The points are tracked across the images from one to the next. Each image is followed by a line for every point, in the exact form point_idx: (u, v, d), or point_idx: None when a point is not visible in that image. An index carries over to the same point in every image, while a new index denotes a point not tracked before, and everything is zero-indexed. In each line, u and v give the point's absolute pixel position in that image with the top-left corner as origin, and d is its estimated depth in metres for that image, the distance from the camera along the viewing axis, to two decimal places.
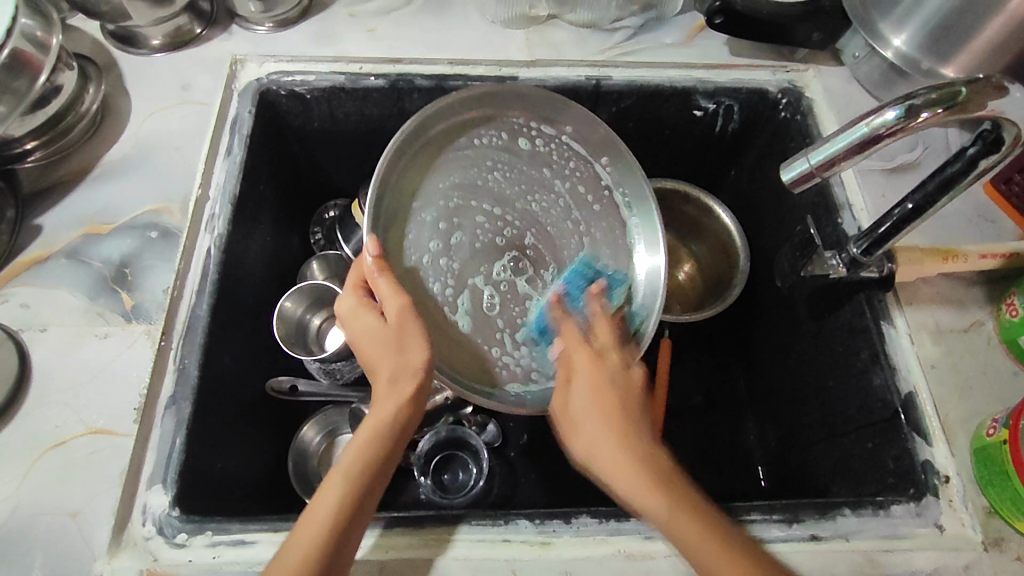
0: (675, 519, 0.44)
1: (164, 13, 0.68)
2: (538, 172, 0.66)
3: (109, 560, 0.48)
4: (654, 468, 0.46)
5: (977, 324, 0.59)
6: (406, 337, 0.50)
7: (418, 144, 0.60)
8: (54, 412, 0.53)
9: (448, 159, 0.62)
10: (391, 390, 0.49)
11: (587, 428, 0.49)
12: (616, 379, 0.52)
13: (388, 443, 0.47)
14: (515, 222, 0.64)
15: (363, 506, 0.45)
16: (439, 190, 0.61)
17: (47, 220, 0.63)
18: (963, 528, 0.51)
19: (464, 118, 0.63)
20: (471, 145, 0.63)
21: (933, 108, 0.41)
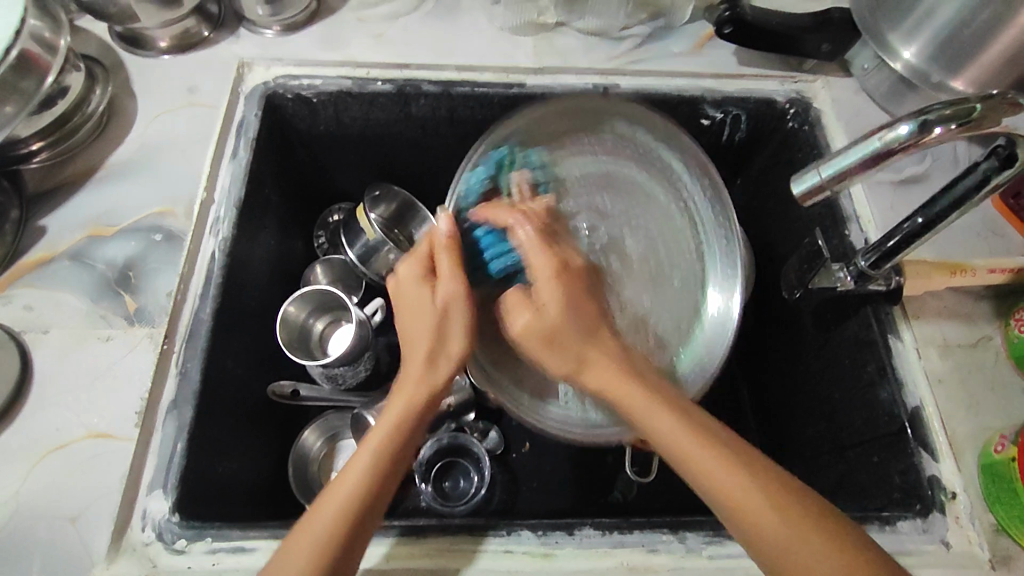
0: (720, 473, 0.43)
1: (173, 15, 0.67)
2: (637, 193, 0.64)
3: (108, 566, 0.48)
4: (694, 421, 0.46)
5: (985, 338, 0.59)
6: (453, 320, 0.50)
7: (522, 142, 0.61)
8: (55, 415, 0.53)
9: (545, 162, 0.62)
10: (426, 378, 0.48)
11: (592, 367, 0.48)
12: (581, 292, 0.51)
13: (409, 432, 0.47)
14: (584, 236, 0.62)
15: (383, 490, 0.46)
16: (534, 181, 0.61)
17: (52, 221, 0.63)
18: (969, 545, 0.51)
19: (563, 122, 0.63)
20: (568, 157, 0.63)
21: (946, 124, 0.41)
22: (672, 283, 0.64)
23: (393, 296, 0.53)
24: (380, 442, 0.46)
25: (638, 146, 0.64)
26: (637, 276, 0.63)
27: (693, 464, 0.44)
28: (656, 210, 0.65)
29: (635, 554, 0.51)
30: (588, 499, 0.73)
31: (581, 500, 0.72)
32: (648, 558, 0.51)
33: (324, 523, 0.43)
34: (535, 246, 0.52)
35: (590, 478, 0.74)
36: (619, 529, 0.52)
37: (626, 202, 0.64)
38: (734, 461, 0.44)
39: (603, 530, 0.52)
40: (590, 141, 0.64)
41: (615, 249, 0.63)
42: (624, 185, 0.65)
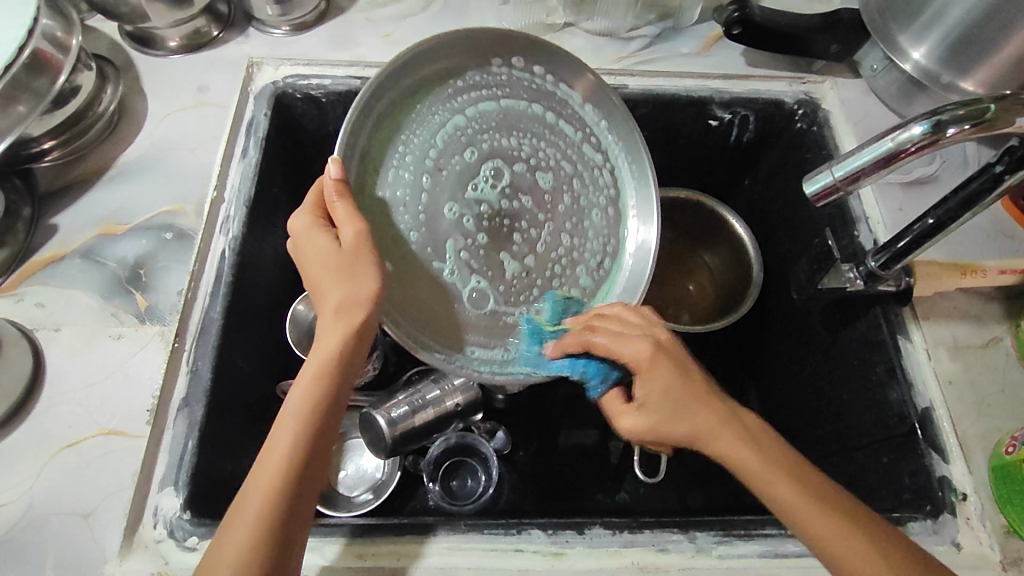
0: (800, 504, 0.43)
1: (183, 15, 0.68)
2: (544, 137, 0.63)
3: (120, 563, 0.48)
4: (773, 452, 0.45)
5: (995, 339, 0.59)
6: (358, 264, 0.47)
7: (411, 94, 0.58)
8: (68, 412, 0.53)
9: (440, 115, 0.59)
10: (343, 329, 0.46)
11: (698, 420, 0.46)
12: (676, 357, 0.48)
13: (334, 386, 0.45)
14: (501, 202, 0.61)
15: (318, 449, 0.44)
16: (432, 138, 0.59)
17: (63, 219, 0.63)
18: (980, 546, 0.51)
19: (444, 66, 0.59)
20: (463, 101, 0.60)
21: (960, 125, 0.41)
22: (584, 207, 0.64)
23: (293, 253, 0.50)
24: (305, 401, 0.44)
25: (536, 85, 0.63)
26: (547, 223, 0.63)
27: (774, 498, 0.43)
28: (558, 141, 0.64)
29: (645, 554, 0.51)
30: (596, 498, 0.73)
31: (588, 500, 0.72)
32: (659, 558, 0.51)
33: (261, 489, 0.41)
34: (617, 340, 0.49)
35: (598, 479, 0.74)
36: (629, 528, 0.52)
37: (531, 140, 0.63)
38: (816, 494, 0.43)
39: (613, 529, 0.52)
40: (478, 82, 0.61)
41: (523, 198, 0.62)
42: (523, 123, 0.63)
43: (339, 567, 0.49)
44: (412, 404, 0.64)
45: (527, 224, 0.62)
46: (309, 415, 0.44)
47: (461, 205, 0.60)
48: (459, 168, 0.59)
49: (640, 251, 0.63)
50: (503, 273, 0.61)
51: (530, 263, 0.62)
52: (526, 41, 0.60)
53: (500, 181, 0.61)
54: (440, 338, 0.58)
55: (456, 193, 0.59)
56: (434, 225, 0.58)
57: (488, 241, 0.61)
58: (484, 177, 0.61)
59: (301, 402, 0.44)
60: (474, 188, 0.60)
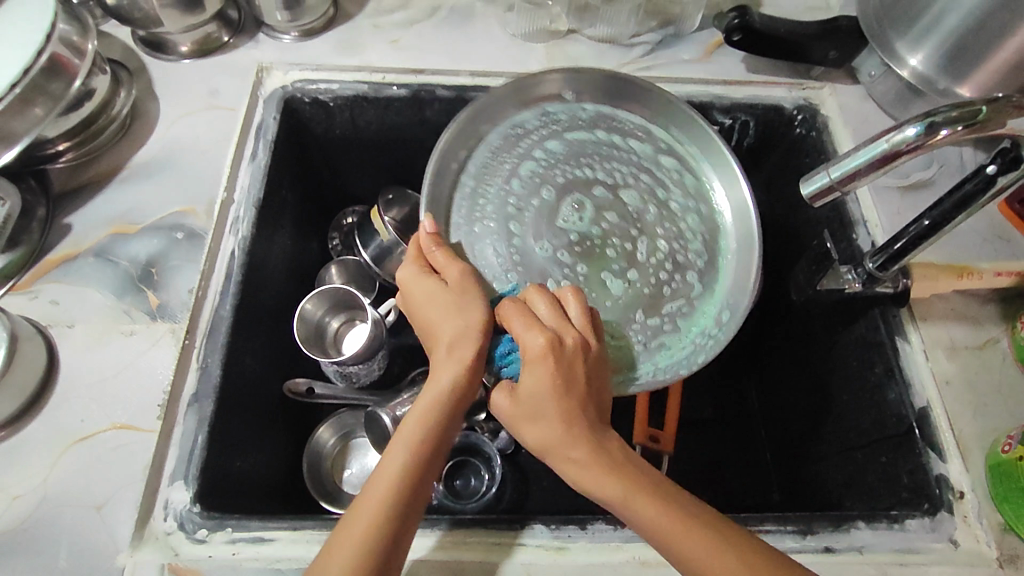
0: (668, 531, 0.42)
1: (195, 21, 0.69)
2: (622, 162, 0.68)
3: (131, 554, 0.49)
4: (641, 474, 0.44)
5: (992, 340, 0.60)
6: (466, 298, 0.50)
7: (486, 157, 0.66)
8: (80, 407, 0.54)
9: (515, 168, 0.66)
10: (452, 359, 0.47)
11: (560, 438, 0.44)
12: (571, 362, 0.46)
13: (444, 417, 0.46)
14: (606, 227, 0.66)
15: (425, 477, 0.44)
16: (510, 186, 0.65)
17: (77, 219, 0.64)
18: (977, 544, 0.52)
19: (503, 117, 0.67)
20: (529, 145, 0.67)
21: (953, 126, 0.42)
22: (667, 208, 0.67)
23: (404, 293, 0.54)
24: (416, 428, 0.45)
25: (589, 117, 0.68)
26: (639, 235, 0.66)
27: (638, 520, 0.42)
28: (626, 157, 0.68)
29: (646, 549, 0.51)
30: (596, 497, 0.73)
31: (589, 499, 0.73)
32: (659, 553, 0.51)
33: (369, 512, 0.42)
34: (524, 329, 0.47)
35: None
36: (631, 523, 0.52)
37: (605, 165, 0.68)
38: (677, 518, 0.42)
39: (614, 524, 0.52)
40: (543, 125, 0.68)
41: (609, 219, 0.66)
42: (589, 150, 0.68)
43: None
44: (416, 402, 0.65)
45: (613, 243, 0.65)
46: (419, 441, 0.44)
47: (550, 231, 0.64)
48: (541, 204, 0.65)
49: (743, 270, 0.63)
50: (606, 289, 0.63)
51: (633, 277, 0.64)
52: (572, 77, 0.67)
53: (586, 212, 0.66)
54: None
55: (545, 228, 0.64)
56: (524, 250, 0.63)
57: (581, 262, 0.64)
58: (569, 208, 0.66)
59: (412, 427, 0.45)
60: (561, 219, 0.65)
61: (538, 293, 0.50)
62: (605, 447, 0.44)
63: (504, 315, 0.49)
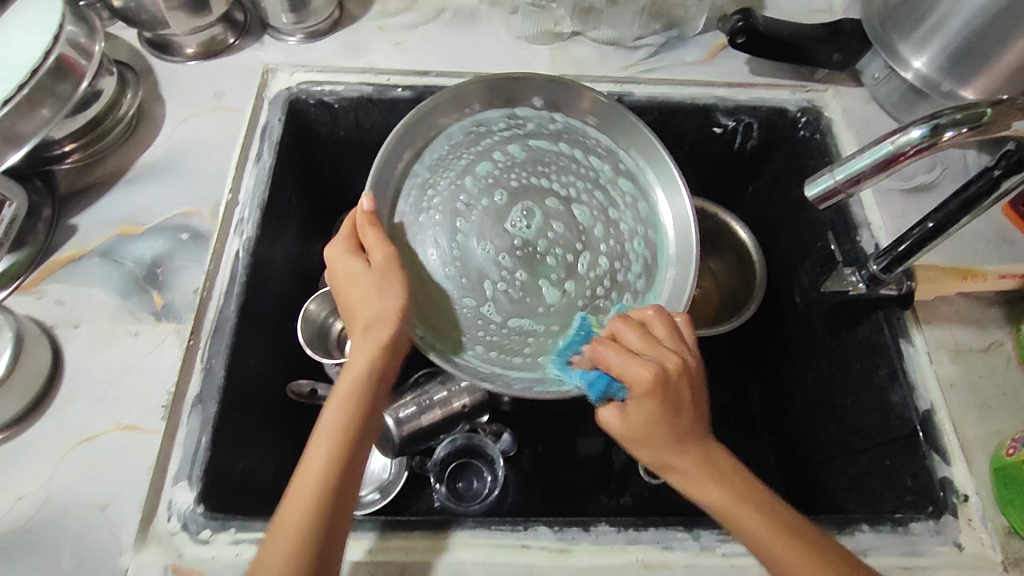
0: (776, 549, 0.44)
1: (200, 23, 0.70)
2: (576, 168, 0.66)
3: (135, 554, 0.49)
4: (743, 485, 0.46)
5: (996, 343, 0.60)
6: (385, 282, 0.51)
7: (438, 150, 0.65)
8: (86, 407, 0.55)
9: (469, 163, 0.64)
10: (370, 344, 0.49)
11: (675, 458, 0.47)
12: (678, 389, 0.46)
13: (365, 396, 0.47)
14: (550, 234, 0.63)
15: (354, 456, 0.46)
16: (461, 183, 0.63)
17: (82, 220, 0.64)
18: (982, 548, 0.51)
19: (468, 115, 0.67)
20: (486, 145, 0.65)
21: (957, 128, 0.42)
22: (611, 220, 0.65)
23: (334, 277, 0.53)
24: (340, 412, 0.46)
25: (553, 125, 0.67)
26: (582, 245, 0.63)
27: (748, 533, 0.45)
28: (583, 169, 0.66)
29: (649, 551, 0.52)
30: (598, 499, 0.73)
31: (591, 501, 0.73)
32: (662, 555, 0.51)
33: (303, 497, 0.43)
34: (623, 361, 0.46)
35: (601, 479, 0.74)
36: (634, 526, 0.52)
37: (559, 173, 0.65)
38: (781, 528, 0.44)
39: (618, 526, 0.52)
40: (506, 126, 0.66)
41: (556, 229, 0.63)
42: (548, 156, 0.66)
43: (348, 560, 0.50)
44: (419, 404, 0.65)
45: (554, 251, 0.62)
46: (345, 423, 0.46)
47: (490, 236, 0.62)
48: (484, 207, 0.62)
49: (680, 278, 0.63)
50: (542, 300, 0.61)
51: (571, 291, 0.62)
52: (542, 79, 0.66)
53: (532, 219, 0.63)
54: (444, 337, 0.60)
55: (489, 229, 0.62)
56: (463, 256, 0.61)
57: (522, 272, 0.61)
58: (516, 217, 0.62)
59: (338, 411, 0.46)
60: (508, 224, 0.62)
61: (625, 321, 0.49)
62: (710, 459, 0.47)
63: (597, 351, 0.48)
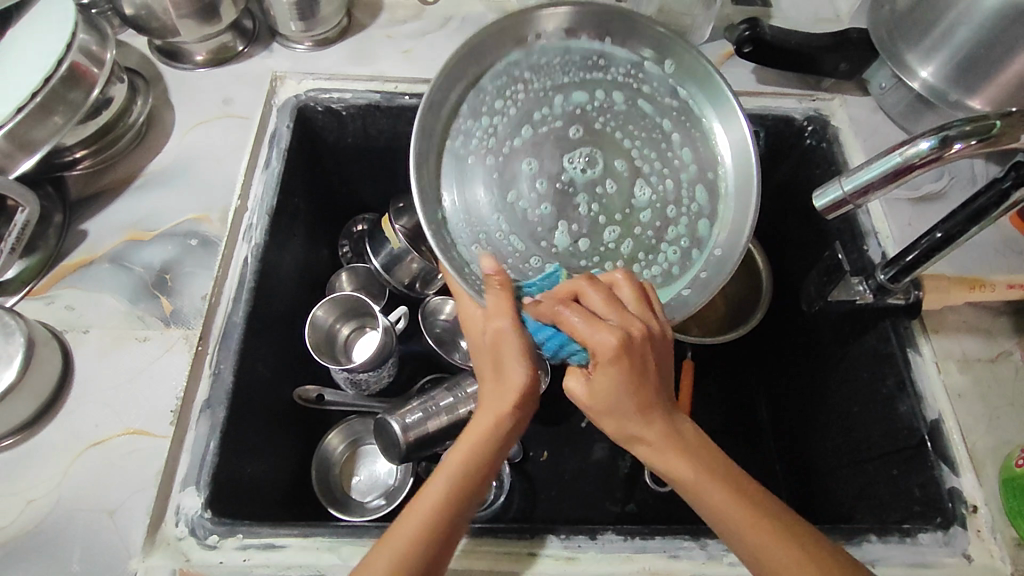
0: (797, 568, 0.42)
1: (210, 31, 0.70)
2: (651, 124, 0.61)
3: (143, 559, 0.49)
4: (705, 457, 0.46)
5: (1004, 353, 0.60)
6: (505, 356, 0.47)
7: (554, 57, 0.61)
8: (94, 412, 0.55)
9: (565, 86, 0.61)
10: (494, 407, 0.47)
11: (636, 428, 0.45)
12: (641, 354, 0.44)
13: (489, 454, 0.46)
14: (609, 189, 0.60)
15: (463, 507, 0.45)
16: (548, 99, 0.60)
17: (92, 226, 0.65)
18: (991, 559, 0.51)
19: (550, 47, 0.61)
20: (558, 80, 0.60)
21: (966, 140, 0.42)
22: (667, 194, 0.60)
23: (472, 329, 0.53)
24: (458, 466, 0.46)
25: (644, 81, 0.62)
26: (627, 189, 0.60)
27: (742, 541, 0.44)
28: (655, 132, 0.61)
29: (656, 559, 0.51)
30: (605, 507, 0.73)
31: (598, 510, 0.73)
32: (669, 564, 0.51)
33: (402, 541, 0.44)
34: (586, 327, 0.43)
35: (607, 486, 0.74)
36: (641, 534, 0.52)
37: (626, 123, 0.61)
38: (745, 502, 0.44)
39: (624, 535, 0.52)
40: (586, 70, 0.61)
41: (607, 189, 0.60)
42: (620, 105, 0.61)
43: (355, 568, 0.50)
44: (425, 410, 0.65)
45: (593, 190, 0.60)
46: (457, 479, 0.45)
47: (541, 157, 0.59)
48: (557, 129, 0.60)
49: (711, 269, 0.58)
50: (551, 238, 0.58)
51: (585, 247, 0.59)
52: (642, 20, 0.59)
53: (591, 170, 0.60)
54: None
55: (542, 176, 0.59)
56: (504, 167, 0.58)
57: (553, 210, 0.59)
58: (575, 166, 0.60)
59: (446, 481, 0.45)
60: (563, 167, 0.60)
61: (591, 283, 0.46)
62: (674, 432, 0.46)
63: (560, 317, 0.44)
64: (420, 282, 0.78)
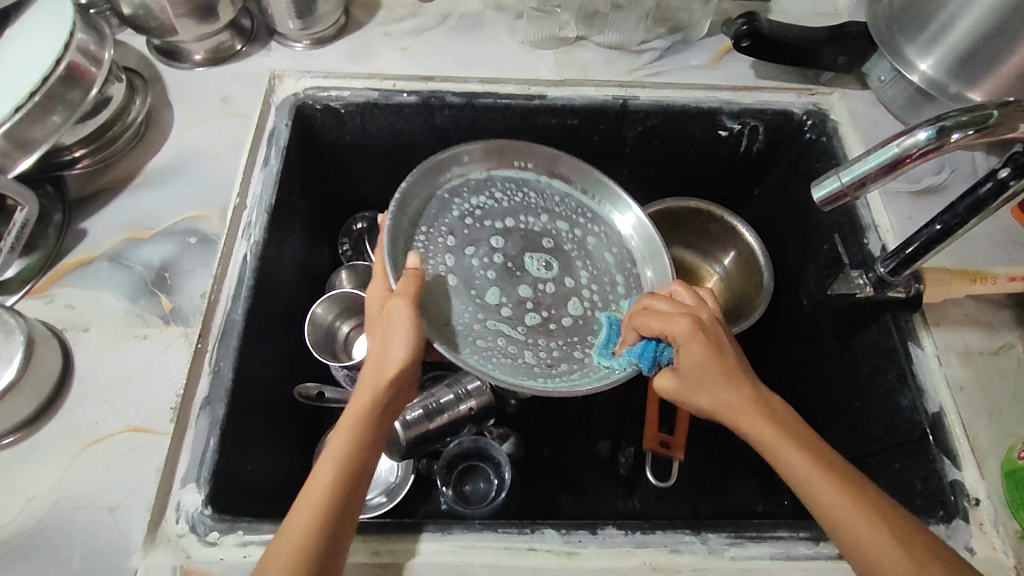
0: (858, 527, 0.42)
1: (208, 30, 0.70)
2: (599, 254, 0.70)
3: (144, 555, 0.49)
4: (789, 425, 0.47)
5: (1006, 345, 0.59)
6: (394, 327, 0.52)
7: (557, 194, 0.72)
8: (95, 410, 0.55)
9: (552, 215, 0.71)
10: (376, 381, 0.50)
11: (724, 399, 0.48)
12: (716, 334, 0.49)
13: (375, 425, 0.48)
14: (546, 292, 0.66)
15: (361, 475, 0.46)
16: (534, 214, 0.70)
17: (92, 224, 0.65)
18: (995, 552, 0.51)
19: (523, 172, 0.72)
20: (526, 201, 0.70)
21: (964, 130, 0.42)
22: (591, 306, 0.66)
23: (366, 318, 0.55)
24: (347, 438, 0.47)
25: (603, 224, 0.72)
26: (568, 286, 0.67)
27: (831, 517, 0.43)
28: (597, 263, 0.69)
29: (657, 554, 0.51)
30: (606, 504, 0.73)
31: (598, 506, 0.72)
32: (671, 558, 0.51)
33: (305, 510, 0.44)
34: (666, 319, 0.51)
35: (608, 482, 0.74)
36: (642, 529, 0.52)
37: (579, 249, 0.69)
38: (829, 469, 0.44)
39: (625, 530, 0.52)
40: (558, 201, 0.72)
41: (546, 288, 0.66)
42: (576, 228, 0.71)
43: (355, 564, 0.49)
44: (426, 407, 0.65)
45: (539, 278, 0.67)
46: (350, 451, 0.47)
47: (506, 241, 0.67)
48: (528, 234, 0.69)
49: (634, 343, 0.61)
50: (482, 294, 0.64)
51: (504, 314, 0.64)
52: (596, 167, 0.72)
53: (546, 270, 0.67)
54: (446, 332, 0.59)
55: (485, 264, 0.65)
56: (476, 233, 0.67)
57: (494, 278, 0.65)
58: (531, 263, 0.67)
59: (342, 444, 0.47)
60: (523, 261, 0.67)
61: (654, 295, 0.54)
62: (762, 406, 0.47)
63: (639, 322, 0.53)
64: None
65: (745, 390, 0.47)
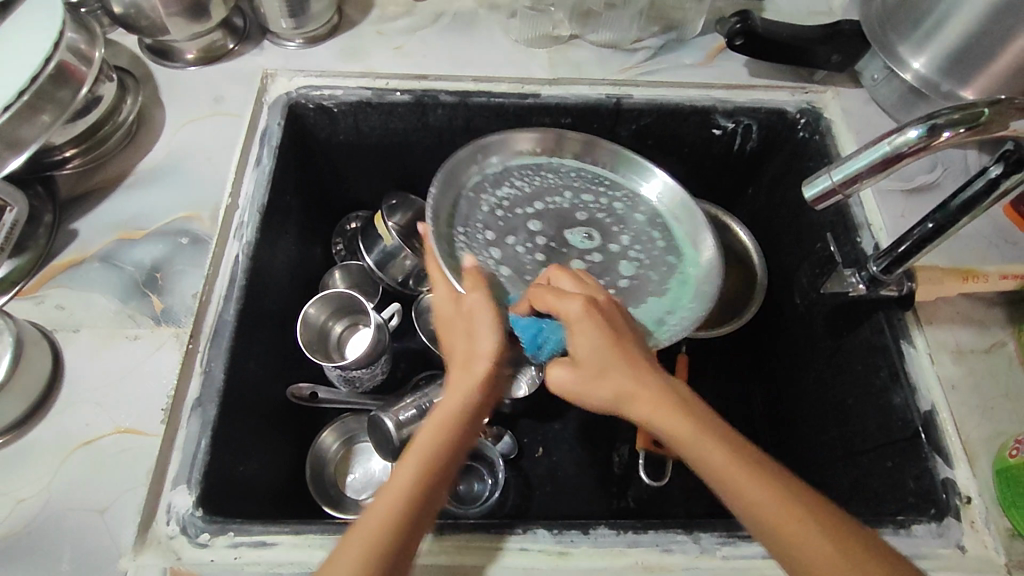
0: (774, 511, 0.41)
1: (200, 29, 0.70)
2: (630, 217, 0.71)
3: (134, 557, 0.49)
4: (699, 412, 0.45)
5: (999, 343, 0.59)
6: (478, 326, 0.51)
7: (571, 170, 0.73)
8: (85, 412, 0.55)
9: (574, 191, 0.72)
10: (469, 380, 0.49)
11: (624, 384, 0.46)
12: (611, 316, 0.49)
13: (458, 427, 0.47)
14: (596, 258, 0.67)
15: (437, 478, 0.45)
16: (560, 193, 0.71)
17: (82, 225, 0.65)
18: (986, 550, 0.51)
19: (537, 157, 0.73)
20: (549, 181, 0.72)
21: (955, 128, 0.42)
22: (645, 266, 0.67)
23: (442, 324, 0.56)
24: (434, 438, 0.46)
25: (622, 192, 0.73)
26: (614, 252, 0.68)
27: (747, 504, 0.41)
28: (633, 227, 0.70)
29: (649, 554, 0.51)
30: (599, 503, 0.73)
31: (592, 505, 0.72)
32: (663, 558, 0.51)
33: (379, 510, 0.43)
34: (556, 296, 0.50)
35: (602, 481, 0.74)
36: (634, 529, 0.52)
37: (613, 216, 0.71)
38: (738, 454, 0.43)
39: (617, 529, 0.52)
40: (578, 176, 0.73)
41: (595, 259, 0.67)
42: (602, 197, 0.72)
43: None
44: (419, 408, 0.65)
45: (583, 250, 0.68)
46: (429, 454, 0.45)
47: (543, 223, 0.69)
48: (560, 212, 0.70)
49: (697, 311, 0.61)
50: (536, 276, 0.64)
51: None
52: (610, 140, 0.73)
53: (588, 243, 0.68)
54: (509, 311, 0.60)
55: (530, 249, 0.66)
56: (510, 221, 0.68)
57: (543, 259, 0.66)
58: (575, 238, 0.68)
59: (422, 446, 0.46)
60: (567, 240, 0.68)
61: (557, 273, 0.54)
62: (666, 391, 0.46)
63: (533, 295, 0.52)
64: (413, 279, 0.77)
65: (644, 373, 0.47)
